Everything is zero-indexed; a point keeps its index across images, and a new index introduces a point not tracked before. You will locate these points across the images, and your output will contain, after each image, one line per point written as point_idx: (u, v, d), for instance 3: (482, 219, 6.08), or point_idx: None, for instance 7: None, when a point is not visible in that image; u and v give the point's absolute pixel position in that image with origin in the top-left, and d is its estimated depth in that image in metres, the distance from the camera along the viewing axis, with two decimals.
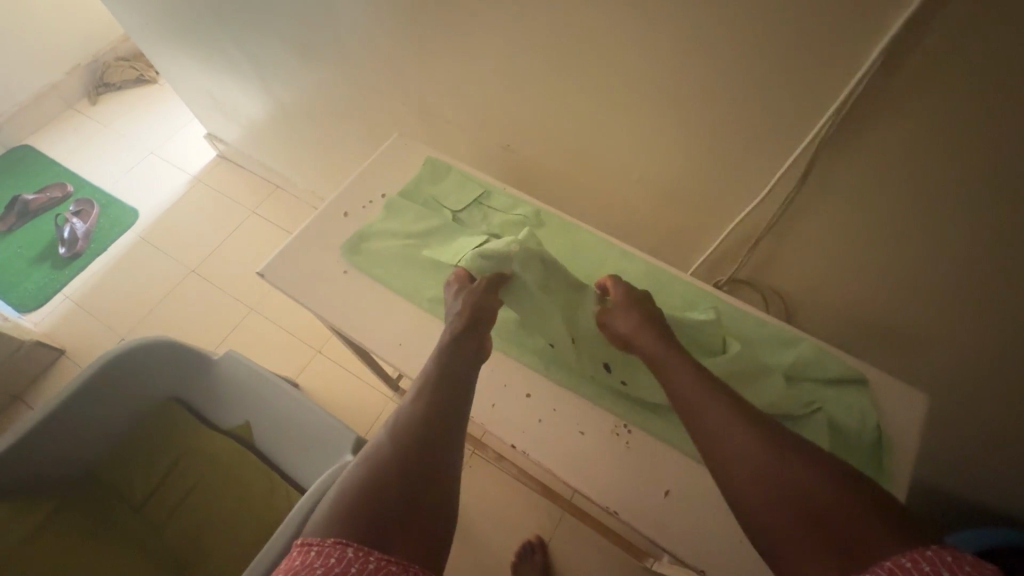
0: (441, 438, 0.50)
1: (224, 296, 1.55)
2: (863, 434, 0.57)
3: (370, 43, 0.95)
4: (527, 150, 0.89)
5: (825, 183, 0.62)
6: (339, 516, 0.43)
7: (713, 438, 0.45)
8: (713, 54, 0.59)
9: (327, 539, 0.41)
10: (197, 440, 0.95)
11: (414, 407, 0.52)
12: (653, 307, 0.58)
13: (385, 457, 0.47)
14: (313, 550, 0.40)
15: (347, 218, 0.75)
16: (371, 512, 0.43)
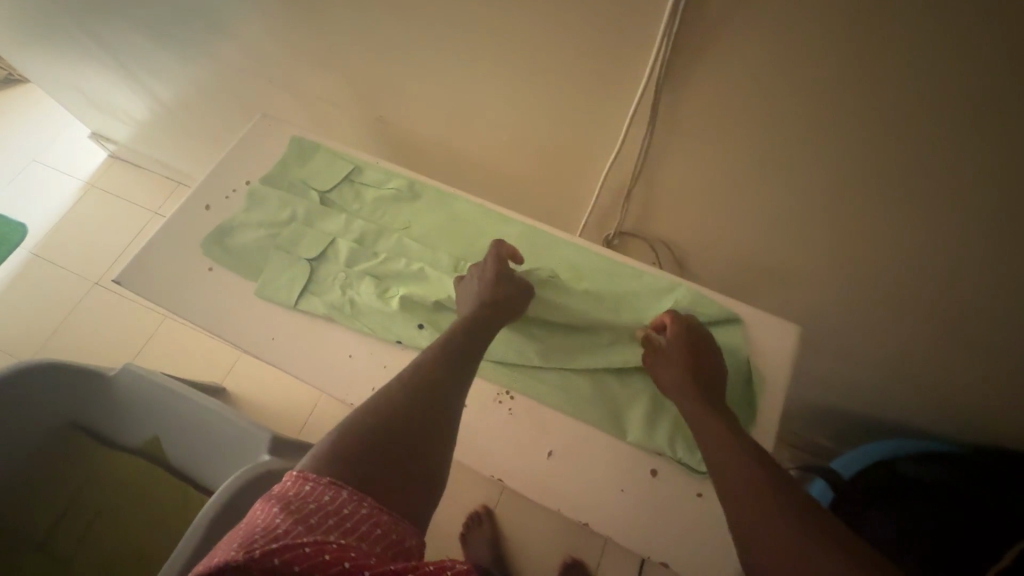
0: (452, 404, 0.50)
1: (134, 307, 1.46)
2: (735, 371, 0.59)
3: (220, 18, 0.86)
4: (407, 121, 0.85)
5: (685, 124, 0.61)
6: (341, 459, 0.42)
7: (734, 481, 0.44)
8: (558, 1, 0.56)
9: (324, 477, 0.41)
10: (102, 462, 0.90)
11: (419, 375, 0.51)
12: (700, 358, 0.55)
13: (392, 410, 0.47)
14: (308, 484, 0.40)
15: (209, 211, 0.70)
16: (370, 464, 0.43)
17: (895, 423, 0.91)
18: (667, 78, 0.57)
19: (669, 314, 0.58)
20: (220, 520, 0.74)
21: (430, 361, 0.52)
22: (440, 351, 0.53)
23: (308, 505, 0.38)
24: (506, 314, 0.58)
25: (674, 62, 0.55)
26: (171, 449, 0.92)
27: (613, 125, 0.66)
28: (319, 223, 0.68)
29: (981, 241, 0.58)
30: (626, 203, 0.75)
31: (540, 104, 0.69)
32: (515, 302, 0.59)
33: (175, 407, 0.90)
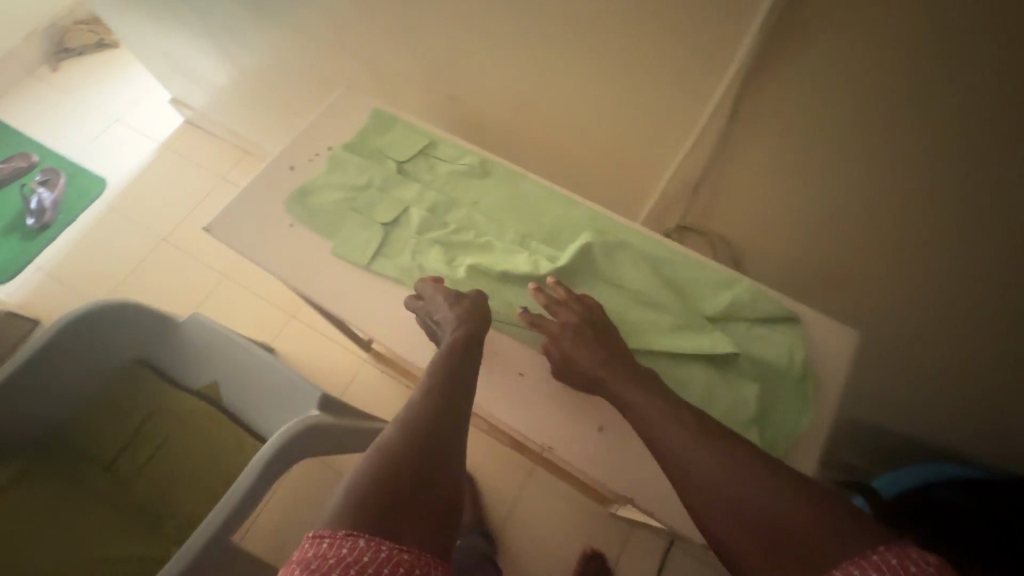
0: (455, 419, 0.50)
1: (196, 265, 1.54)
2: (791, 368, 0.59)
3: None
4: (479, 103, 0.87)
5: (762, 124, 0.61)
6: (356, 507, 0.41)
7: (686, 478, 0.45)
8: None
9: (338, 530, 0.40)
10: (167, 397, 0.95)
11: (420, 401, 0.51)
12: (589, 332, 0.58)
13: (396, 444, 0.46)
14: (325, 541, 0.39)
15: (292, 171, 0.75)
16: (384, 506, 0.42)
17: (943, 448, 0.89)
18: (756, 75, 0.57)
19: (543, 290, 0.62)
20: (275, 462, 0.77)
21: (428, 385, 0.52)
22: (435, 371, 0.54)
23: (327, 561, 0.38)
24: (479, 325, 0.60)
25: (766, 59, 0.55)
26: (229, 396, 0.98)
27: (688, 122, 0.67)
28: (393, 192, 0.72)
29: None
30: (693, 195, 0.75)
31: (616, 95, 0.70)
32: (482, 310, 0.61)
33: (237, 356, 0.96)
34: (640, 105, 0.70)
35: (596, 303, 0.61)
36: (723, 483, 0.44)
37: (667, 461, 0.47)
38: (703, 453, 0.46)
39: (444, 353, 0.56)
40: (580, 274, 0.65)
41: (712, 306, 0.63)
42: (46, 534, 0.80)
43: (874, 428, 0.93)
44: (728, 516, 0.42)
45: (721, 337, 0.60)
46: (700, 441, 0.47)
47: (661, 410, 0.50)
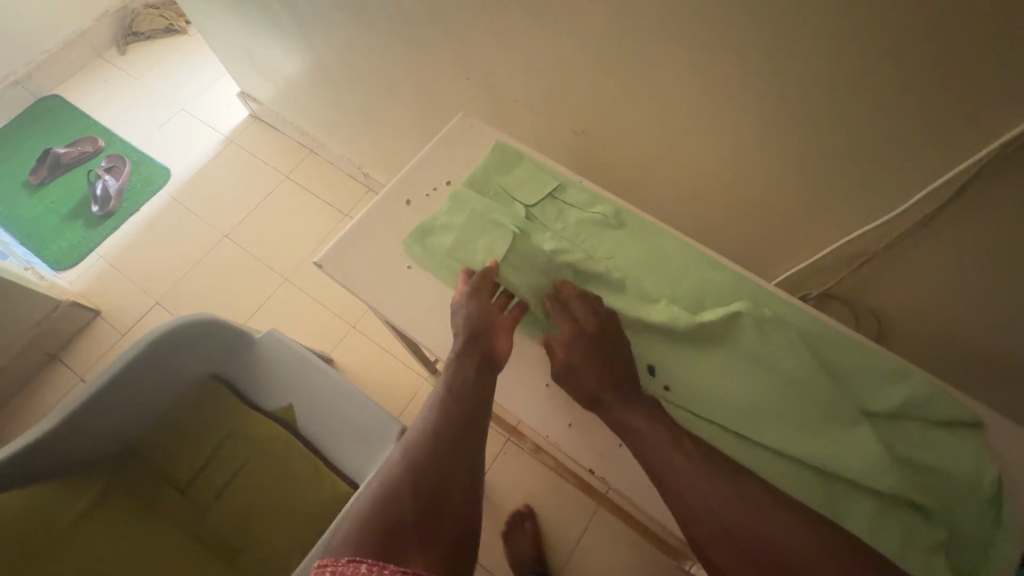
0: (461, 434, 0.52)
1: (256, 265, 1.51)
2: (979, 485, 0.52)
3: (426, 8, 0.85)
4: (600, 141, 0.80)
5: (962, 210, 0.54)
6: (362, 537, 0.44)
7: (678, 494, 0.47)
8: (871, 64, 0.49)
9: (342, 558, 0.42)
10: (242, 419, 0.92)
11: (426, 422, 0.54)
12: (601, 342, 0.57)
13: (400, 471, 0.49)
14: (327, 571, 0.42)
15: (409, 206, 0.70)
16: (385, 529, 0.44)
17: None
18: (983, 165, 0.50)
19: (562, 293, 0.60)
20: None
21: (434, 408, 0.55)
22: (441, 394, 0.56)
23: None
24: (492, 327, 0.60)
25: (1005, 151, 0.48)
26: (304, 422, 0.94)
27: (860, 193, 0.61)
28: (520, 237, 0.67)
29: None
30: (852, 270, 0.68)
31: (778, 158, 0.63)
32: (492, 310, 0.61)
33: (318, 382, 0.92)
34: (807, 172, 0.62)
35: (609, 313, 0.59)
36: (716, 503, 0.46)
37: (656, 475, 0.49)
38: (698, 472, 0.48)
39: (453, 368, 0.57)
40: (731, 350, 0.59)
41: (884, 401, 0.56)
42: (131, 554, 0.79)
43: None
44: (723, 536, 0.44)
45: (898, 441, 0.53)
46: (696, 461, 0.48)
47: (654, 426, 0.51)
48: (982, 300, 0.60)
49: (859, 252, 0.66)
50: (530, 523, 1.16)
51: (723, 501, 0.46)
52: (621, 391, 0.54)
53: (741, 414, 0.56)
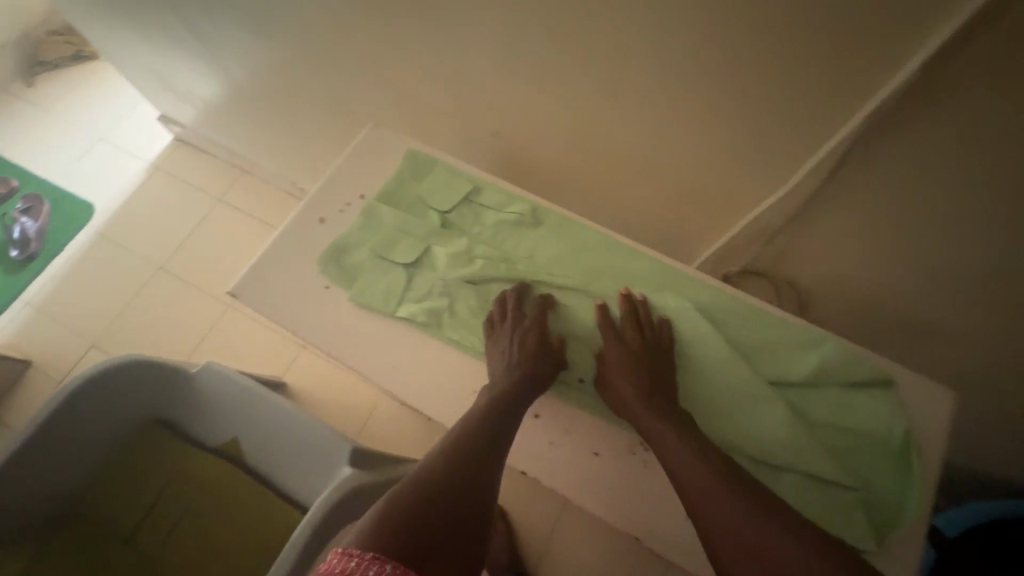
0: (491, 461, 0.52)
1: (197, 294, 1.46)
2: (890, 440, 0.54)
3: (326, 19, 0.82)
4: (519, 138, 0.80)
5: (852, 175, 0.56)
6: (387, 536, 0.43)
7: (709, 515, 0.46)
8: (753, 43, 0.51)
9: (366, 553, 0.42)
10: (184, 459, 0.89)
11: (456, 438, 0.53)
12: (656, 361, 0.57)
13: (428, 481, 0.49)
14: (353, 560, 0.41)
15: (323, 225, 0.68)
16: (412, 535, 0.44)
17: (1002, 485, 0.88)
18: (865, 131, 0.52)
19: (631, 305, 0.60)
20: (312, 544, 0.71)
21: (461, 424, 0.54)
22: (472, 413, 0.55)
23: None
24: (547, 344, 0.59)
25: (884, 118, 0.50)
26: (252, 452, 0.92)
27: (760, 168, 0.62)
28: (438, 244, 0.66)
29: None
30: (766, 245, 0.70)
31: (684, 140, 0.64)
32: (546, 328, 0.60)
33: (260, 410, 0.89)
34: (713, 153, 0.64)
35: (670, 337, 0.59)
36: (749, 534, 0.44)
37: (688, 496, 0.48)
38: (732, 495, 0.46)
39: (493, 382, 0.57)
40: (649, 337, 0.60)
41: (801, 369, 0.57)
42: None
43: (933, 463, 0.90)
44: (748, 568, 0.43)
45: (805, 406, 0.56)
46: (726, 482, 0.47)
47: (690, 449, 0.49)
48: (884, 261, 0.63)
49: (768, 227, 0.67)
50: (502, 524, 1.16)
51: (757, 526, 0.44)
52: (667, 408, 0.53)
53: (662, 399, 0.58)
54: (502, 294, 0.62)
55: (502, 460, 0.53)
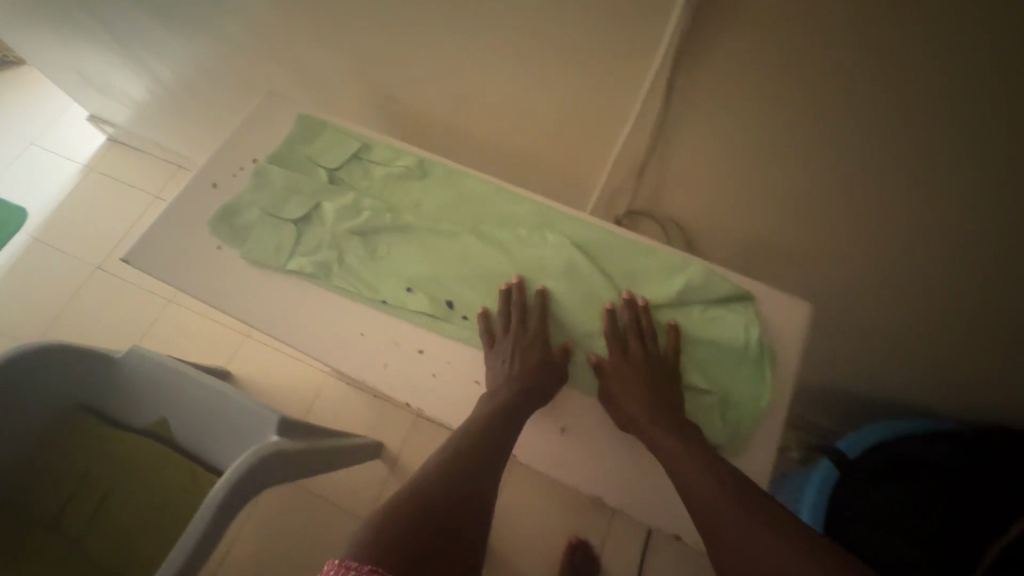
0: (488, 475, 0.50)
1: (136, 291, 1.45)
2: (747, 348, 0.59)
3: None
4: (414, 98, 0.82)
5: (694, 105, 0.60)
6: (382, 548, 0.41)
7: (712, 523, 0.46)
8: None
9: (364, 564, 0.40)
10: (108, 442, 0.90)
11: (451, 452, 0.52)
12: (664, 379, 0.57)
13: (424, 495, 0.47)
14: (349, 573, 0.39)
15: (216, 189, 0.70)
16: (410, 547, 0.42)
17: (895, 395, 0.95)
18: (683, 62, 0.56)
19: (641, 319, 0.60)
20: (230, 500, 0.73)
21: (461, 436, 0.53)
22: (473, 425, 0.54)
23: None
24: (547, 364, 0.58)
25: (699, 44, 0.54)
26: (179, 431, 0.92)
27: (620, 107, 0.65)
28: (328, 200, 0.68)
29: (977, 220, 0.60)
30: (638, 180, 0.73)
31: (553, 85, 0.67)
32: (546, 348, 0.60)
33: (183, 387, 0.90)
34: (579, 96, 0.67)
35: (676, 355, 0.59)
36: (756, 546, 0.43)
37: (692, 505, 0.48)
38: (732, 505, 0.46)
39: (498, 393, 0.56)
40: (523, 271, 0.65)
41: (665, 292, 0.62)
42: None
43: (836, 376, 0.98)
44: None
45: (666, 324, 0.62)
46: (727, 491, 0.47)
47: (701, 461, 0.49)
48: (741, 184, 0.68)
49: (635, 163, 0.71)
50: None
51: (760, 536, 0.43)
52: (673, 422, 0.54)
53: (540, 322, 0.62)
54: (506, 284, 0.63)
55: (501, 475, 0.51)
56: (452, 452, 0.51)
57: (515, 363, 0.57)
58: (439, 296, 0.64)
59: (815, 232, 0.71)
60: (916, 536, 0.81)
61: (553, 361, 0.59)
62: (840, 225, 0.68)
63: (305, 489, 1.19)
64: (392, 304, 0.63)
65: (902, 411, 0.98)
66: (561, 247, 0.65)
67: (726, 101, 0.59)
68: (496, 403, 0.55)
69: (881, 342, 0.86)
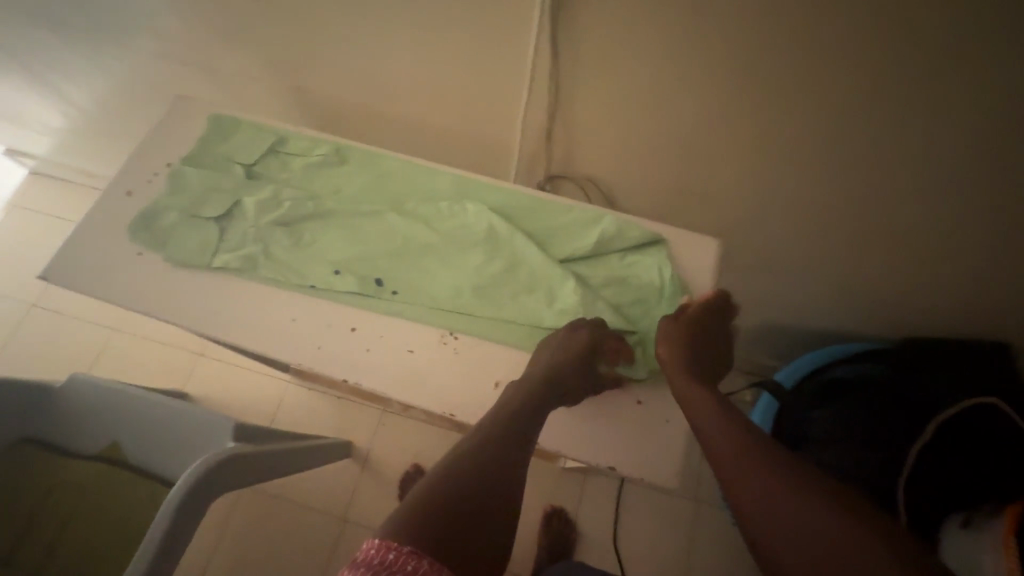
0: (516, 460, 0.54)
1: (77, 325, 1.40)
2: (662, 287, 0.65)
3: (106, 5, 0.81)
4: (327, 90, 0.84)
5: (581, 62, 0.65)
6: (418, 528, 0.46)
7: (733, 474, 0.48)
8: None
9: (404, 545, 0.44)
10: (59, 471, 0.88)
11: (481, 435, 0.54)
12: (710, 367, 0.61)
13: (457, 477, 0.51)
14: (392, 550, 0.43)
15: (131, 197, 0.70)
16: (444, 529, 0.47)
17: (822, 324, 1.02)
18: (563, 19, 0.60)
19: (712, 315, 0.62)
20: (189, 504, 0.73)
21: (488, 428, 0.55)
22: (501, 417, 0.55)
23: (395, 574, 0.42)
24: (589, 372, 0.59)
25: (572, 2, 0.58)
26: (133, 451, 0.91)
27: (517, 76, 0.69)
28: (248, 195, 0.69)
29: (845, 142, 0.66)
30: (549, 141, 0.77)
31: (455, 57, 0.69)
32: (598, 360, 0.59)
33: (133, 406, 0.89)
34: (478, 69, 0.70)
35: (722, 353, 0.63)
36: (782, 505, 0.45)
37: (721, 470, 0.50)
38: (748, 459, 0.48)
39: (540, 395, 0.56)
40: (448, 240, 0.68)
41: (585, 244, 0.67)
42: None
43: (768, 316, 1.04)
44: (772, 530, 0.44)
45: (588, 273, 0.66)
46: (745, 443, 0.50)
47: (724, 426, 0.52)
48: (641, 135, 0.73)
49: (544, 127, 0.75)
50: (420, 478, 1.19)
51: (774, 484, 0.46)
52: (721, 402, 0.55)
53: (469, 286, 0.65)
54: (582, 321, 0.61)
55: (523, 468, 0.55)
56: (482, 438, 0.54)
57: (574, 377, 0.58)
58: (368, 274, 0.66)
59: (718, 174, 0.76)
60: (862, 436, 0.84)
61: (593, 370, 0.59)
62: (735, 163, 0.74)
63: (277, 497, 1.18)
64: (322, 285, 0.64)
65: (832, 337, 1.06)
66: (481, 214, 0.68)
67: (610, 55, 0.63)
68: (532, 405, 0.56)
69: (797, 275, 0.92)
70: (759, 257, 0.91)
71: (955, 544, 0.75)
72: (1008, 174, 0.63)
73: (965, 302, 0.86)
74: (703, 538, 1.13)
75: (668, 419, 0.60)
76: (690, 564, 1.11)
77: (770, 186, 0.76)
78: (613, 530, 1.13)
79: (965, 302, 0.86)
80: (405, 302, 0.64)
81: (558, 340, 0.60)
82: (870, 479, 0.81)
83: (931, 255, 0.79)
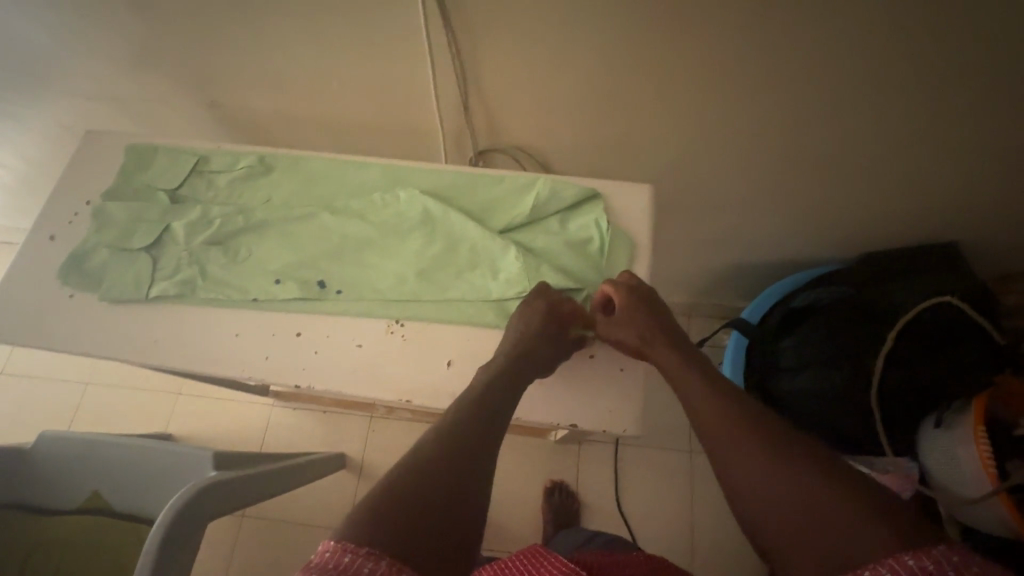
0: (487, 438, 0.47)
1: (49, 386, 1.37)
2: (602, 238, 0.64)
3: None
4: (241, 102, 0.82)
5: (474, 32, 0.64)
6: (377, 523, 0.38)
7: (726, 457, 0.45)
8: None
9: (361, 546, 0.36)
10: (40, 531, 0.87)
11: (449, 417, 0.48)
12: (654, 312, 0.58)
13: (426, 463, 0.43)
14: (347, 552, 0.35)
15: (54, 241, 0.68)
16: (407, 522, 0.38)
17: (779, 256, 1.03)
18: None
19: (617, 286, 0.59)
20: (172, 540, 0.72)
21: (463, 409, 0.48)
22: (470, 399, 0.50)
23: None
24: (549, 335, 0.56)
25: None
26: (116, 499, 0.90)
27: (417, 56, 0.68)
28: (176, 220, 0.68)
29: (750, 70, 0.66)
30: (468, 117, 0.77)
31: (355, 46, 0.68)
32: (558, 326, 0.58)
33: (105, 454, 0.88)
34: (378, 56, 0.69)
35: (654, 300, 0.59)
36: (767, 477, 0.43)
37: (704, 433, 0.48)
38: (743, 438, 0.45)
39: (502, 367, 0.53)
40: (384, 230, 0.67)
41: (521, 211, 0.66)
42: None
43: (727, 256, 1.05)
44: (764, 513, 0.42)
45: (525, 239, 0.65)
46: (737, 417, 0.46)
47: (714, 403, 0.48)
48: (556, 96, 0.73)
49: (459, 103, 0.75)
50: None
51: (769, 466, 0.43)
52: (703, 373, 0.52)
53: (412, 272, 0.64)
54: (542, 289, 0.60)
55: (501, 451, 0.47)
56: (450, 420, 0.47)
57: (530, 338, 0.56)
58: (309, 278, 0.65)
59: (640, 122, 0.76)
60: (833, 355, 0.83)
61: (553, 332, 0.57)
62: (654, 110, 0.74)
63: (277, 521, 1.17)
64: (261, 297, 0.63)
65: (792, 268, 1.07)
66: (412, 199, 0.68)
67: (501, 19, 0.62)
68: (494, 378, 0.52)
69: (743, 211, 0.93)
70: (703, 198, 0.91)
71: (933, 444, 0.79)
72: (918, 77, 0.63)
73: (906, 210, 0.87)
74: (704, 485, 1.14)
75: (623, 368, 0.60)
76: (694, 512, 1.12)
77: (698, 126, 0.76)
78: (615, 494, 1.14)
79: (907, 211, 0.87)
80: (347, 298, 0.63)
81: (524, 319, 0.57)
82: (842, 397, 0.82)
83: (864, 170, 0.80)
